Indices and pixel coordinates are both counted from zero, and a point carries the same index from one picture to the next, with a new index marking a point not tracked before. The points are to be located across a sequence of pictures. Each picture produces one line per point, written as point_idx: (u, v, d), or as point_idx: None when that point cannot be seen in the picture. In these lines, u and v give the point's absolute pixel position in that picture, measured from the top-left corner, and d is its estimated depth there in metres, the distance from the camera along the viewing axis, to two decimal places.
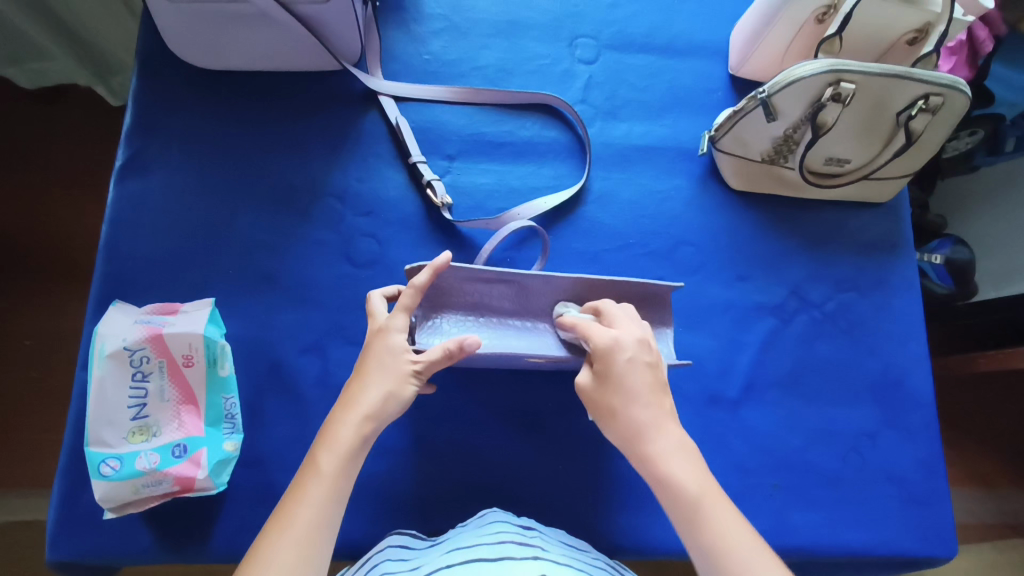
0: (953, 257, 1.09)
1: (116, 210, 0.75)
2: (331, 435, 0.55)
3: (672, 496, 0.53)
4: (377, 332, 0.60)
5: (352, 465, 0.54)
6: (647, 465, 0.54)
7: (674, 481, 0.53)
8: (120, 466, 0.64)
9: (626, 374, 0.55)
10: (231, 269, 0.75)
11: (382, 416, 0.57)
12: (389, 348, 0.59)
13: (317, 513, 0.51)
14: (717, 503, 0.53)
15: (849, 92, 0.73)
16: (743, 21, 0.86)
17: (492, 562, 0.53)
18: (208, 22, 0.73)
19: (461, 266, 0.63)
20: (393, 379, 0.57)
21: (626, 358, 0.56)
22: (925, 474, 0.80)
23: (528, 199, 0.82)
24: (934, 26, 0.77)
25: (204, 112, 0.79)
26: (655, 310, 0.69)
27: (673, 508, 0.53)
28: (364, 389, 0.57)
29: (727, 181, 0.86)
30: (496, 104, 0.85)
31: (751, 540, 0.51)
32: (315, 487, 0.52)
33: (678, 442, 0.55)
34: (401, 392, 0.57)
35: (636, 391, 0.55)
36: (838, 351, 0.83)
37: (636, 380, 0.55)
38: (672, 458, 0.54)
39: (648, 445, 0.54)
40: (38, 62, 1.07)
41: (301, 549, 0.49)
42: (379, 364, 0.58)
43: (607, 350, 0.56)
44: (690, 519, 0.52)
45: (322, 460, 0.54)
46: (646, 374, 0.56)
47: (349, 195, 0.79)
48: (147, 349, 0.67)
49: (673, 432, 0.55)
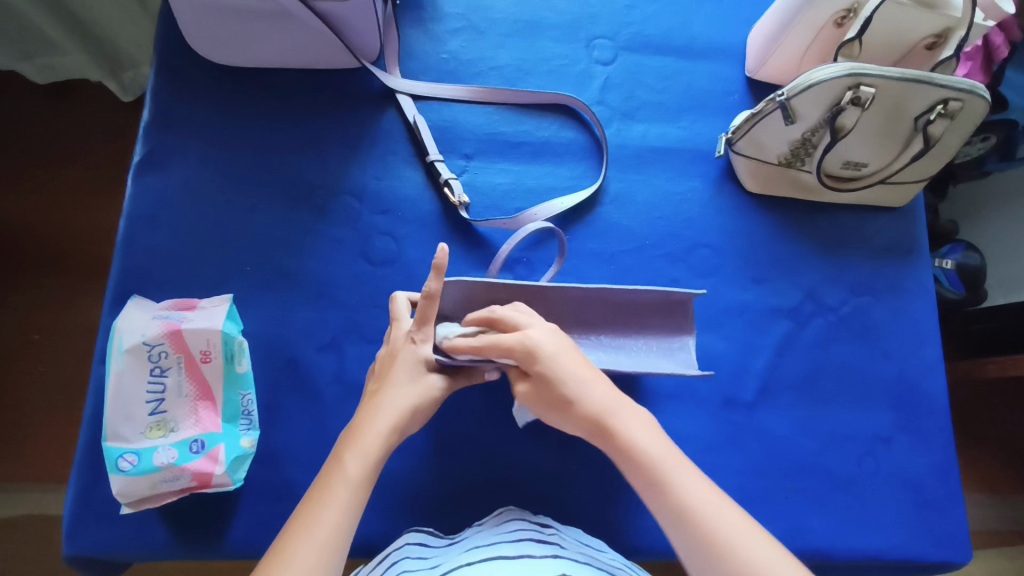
0: (964, 263, 1.09)
1: (134, 205, 0.75)
2: (357, 440, 0.55)
3: (635, 464, 0.53)
4: (403, 341, 0.62)
5: (374, 469, 0.55)
6: (612, 440, 0.55)
7: (637, 443, 0.54)
8: (137, 461, 0.64)
9: (560, 365, 0.56)
10: (248, 266, 0.75)
11: (410, 423, 0.59)
12: (417, 359, 0.61)
13: (341, 516, 0.51)
14: (680, 464, 0.53)
15: (869, 96, 0.73)
16: (761, 24, 0.86)
17: (513, 561, 0.54)
18: (229, 18, 0.74)
19: (459, 279, 0.64)
20: (420, 388, 0.60)
21: (551, 349, 0.57)
22: (939, 478, 0.80)
23: (544, 198, 0.82)
24: (954, 31, 0.77)
25: (221, 108, 0.79)
26: (680, 317, 0.71)
27: (641, 475, 0.53)
28: (388, 396, 0.59)
29: (743, 184, 0.86)
30: (513, 104, 0.85)
31: (717, 498, 0.51)
32: (340, 488, 0.52)
33: (639, 415, 0.56)
34: (427, 400, 0.61)
35: (575, 374, 0.56)
36: (854, 355, 0.83)
37: (570, 367, 0.56)
38: (632, 428, 0.55)
39: (610, 421, 0.55)
40: (51, 56, 1.07)
41: (323, 551, 0.48)
42: (406, 372, 0.60)
43: (532, 349, 0.56)
44: (656, 482, 0.52)
45: (348, 463, 0.54)
46: (571, 358, 0.57)
47: (366, 194, 0.79)
48: (165, 344, 0.68)
49: (628, 405, 0.56)
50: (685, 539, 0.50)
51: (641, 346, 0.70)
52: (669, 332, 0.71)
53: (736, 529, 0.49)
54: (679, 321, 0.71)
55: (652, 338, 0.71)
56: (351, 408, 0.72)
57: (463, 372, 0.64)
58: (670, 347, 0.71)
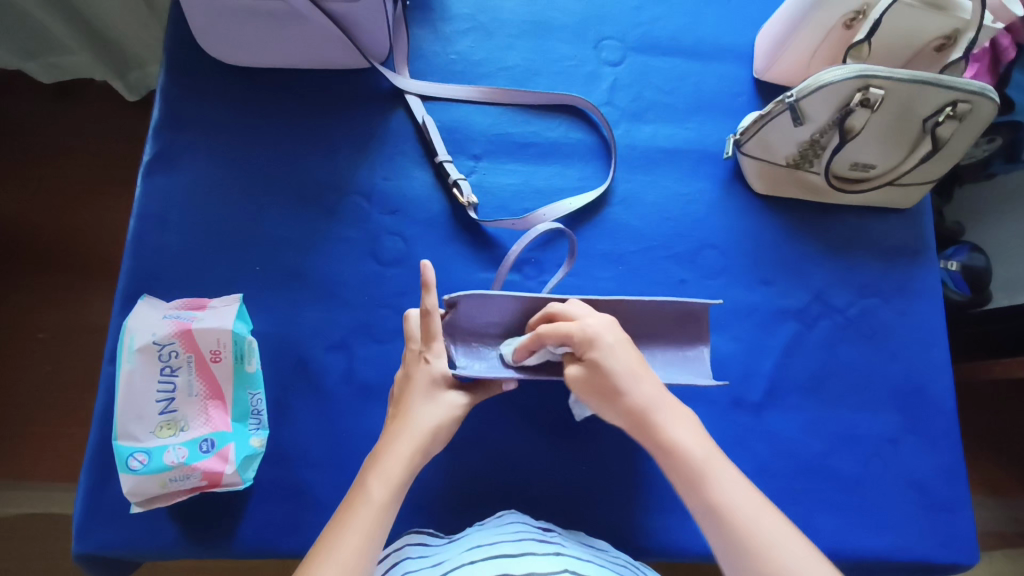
0: (969, 264, 1.09)
1: (144, 204, 0.76)
2: (380, 464, 0.56)
3: (676, 461, 0.54)
4: (417, 361, 0.62)
5: (398, 491, 0.55)
6: (654, 435, 0.56)
7: (678, 443, 0.55)
8: (148, 461, 0.64)
9: (614, 357, 0.57)
10: (257, 265, 0.75)
11: (434, 442, 0.60)
12: (433, 377, 0.61)
13: (365, 537, 0.51)
14: (721, 467, 0.54)
15: (878, 98, 0.73)
16: (769, 25, 0.86)
17: (516, 559, 0.54)
18: (239, 18, 0.74)
19: (469, 293, 0.64)
20: (440, 407, 0.61)
21: (610, 339, 0.58)
22: (947, 480, 0.80)
23: (553, 199, 0.82)
24: (962, 33, 0.77)
25: (231, 107, 0.79)
26: (696, 328, 0.71)
27: (679, 473, 0.54)
28: (411, 419, 0.59)
29: (751, 185, 0.86)
30: (521, 104, 0.85)
31: (757, 501, 0.52)
32: (364, 512, 0.52)
33: (684, 414, 0.57)
34: (449, 419, 0.61)
35: (628, 368, 0.57)
36: (861, 356, 0.83)
37: (624, 359, 0.57)
38: (676, 426, 0.55)
39: (654, 416, 0.56)
40: (57, 55, 1.08)
41: (348, 571, 0.49)
42: (423, 392, 0.61)
43: (592, 336, 0.57)
44: (695, 481, 0.53)
45: (371, 487, 0.54)
46: (626, 351, 0.58)
47: (374, 194, 0.79)
48: (175, 344, 0.68)
49: (673, 404, 0.57)
50: (721, 538, 0.51)
51: (656, 356, 0.70)
52: (684, 339, 0.71)
53: (774, 532, 0.50)
54: (693, 330, 0.71)
55: (667, 350, 0.71)
56: (360, 408, 0.72)
57: (481, 385, 0.65)
58: (685, 357, 0.71)
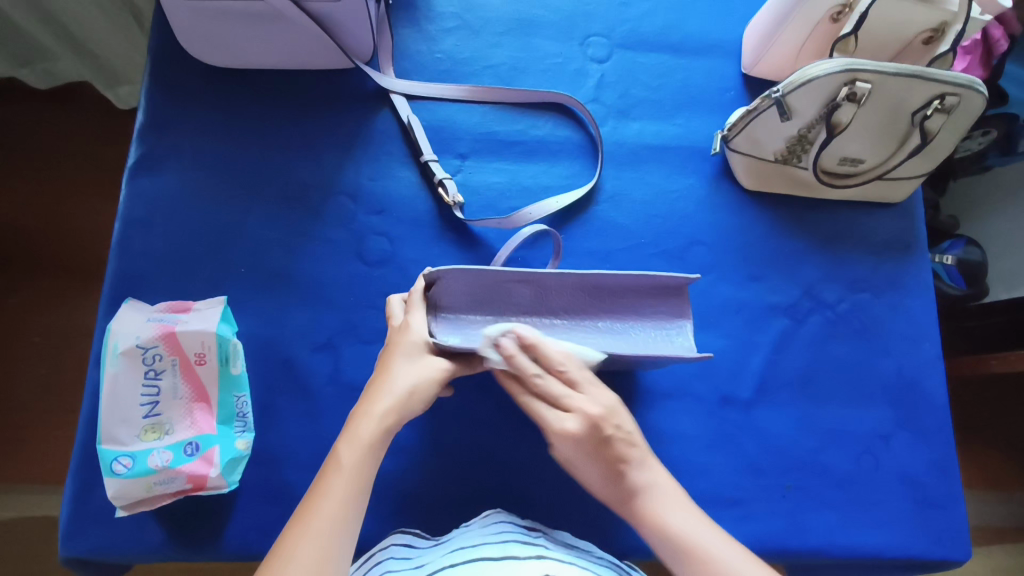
0: (965, 257, 1.07)
1: (128, 208, 0.75)
2: (352, 428, 0.56)
3: (664, 538, 0.58)
4: (398, 328, 0.63)
5: (372, 459, 0.55)
6: (640, 517, 0.59)
7: (665, 521, 0.58)
8: (132, 464, 0.64)
9: (589, 459, 0.61)
10: (242, 268, 0.75)
11: (411, 405, 0.59)
12: (414, 342, 0.61)
13: (340, 506, 0.52)
14: (706, 535, 0.57)
15: (864, 92, 0.73)
16: (756, 20, 0.86)
17: (496, 562, 0.53)
18: (222, 21, 0.73)
19: (451, 267, 0.64)
20: (421, 368, 0.60)
21: (587, 445, 0.60)
22: (939, 475, 0.79)
23: (541, 198, 0.82)
24: (950, 25, 0.76)
25: (213, 110, 0.79)
26: (674, 304, 0.71)
27: (668, 548, 0.58)
28: (391, 379, 0.59)
29: (740, 180, 0.86)
30: (508, 103, 0.85)
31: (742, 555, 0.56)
32: (336, 480, 0.53)
33: (670, 491, 0.61)
34: (429, 381, 0.60)
35: (613, 466, 0.60)
36: (851, 352, 0.82)
37: (603, 461, 0.60)
38: (659, 504, 0.59)
39: (641, 500, 0.60)
40: (49, 62, 1.08)
41: (323, 543, 0.50)
42: (403, 356, 0.60)
43: (566, 440, 0.60)
44: (684, 558, 0.56)
45: (341, 454, 0.55)
46: (609, 451, 0.60)
47: (361, 194, 0.79)
48: (159, 347, 0.67)
49: (658, 481, 0.61)
50: None
51: (639, 326, 0.70)
52: (666, 318, 0.71)
53: None
54: (675, 306, 0.71)
55: (648, 321, 0.70)
56: (347, 409, 0.72)
57: (463, 359, 0.63)
58: (667, 331, 0.70)
